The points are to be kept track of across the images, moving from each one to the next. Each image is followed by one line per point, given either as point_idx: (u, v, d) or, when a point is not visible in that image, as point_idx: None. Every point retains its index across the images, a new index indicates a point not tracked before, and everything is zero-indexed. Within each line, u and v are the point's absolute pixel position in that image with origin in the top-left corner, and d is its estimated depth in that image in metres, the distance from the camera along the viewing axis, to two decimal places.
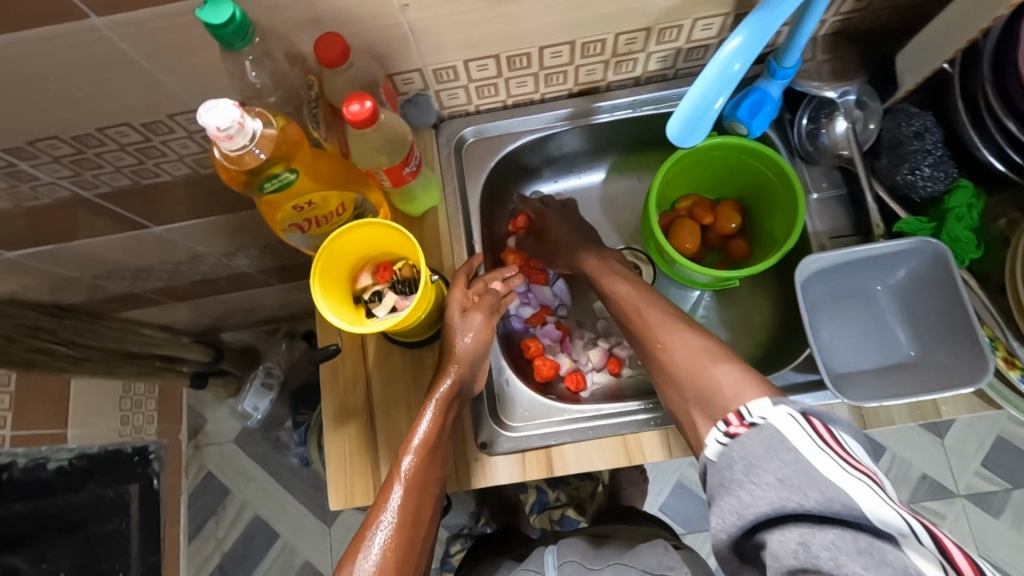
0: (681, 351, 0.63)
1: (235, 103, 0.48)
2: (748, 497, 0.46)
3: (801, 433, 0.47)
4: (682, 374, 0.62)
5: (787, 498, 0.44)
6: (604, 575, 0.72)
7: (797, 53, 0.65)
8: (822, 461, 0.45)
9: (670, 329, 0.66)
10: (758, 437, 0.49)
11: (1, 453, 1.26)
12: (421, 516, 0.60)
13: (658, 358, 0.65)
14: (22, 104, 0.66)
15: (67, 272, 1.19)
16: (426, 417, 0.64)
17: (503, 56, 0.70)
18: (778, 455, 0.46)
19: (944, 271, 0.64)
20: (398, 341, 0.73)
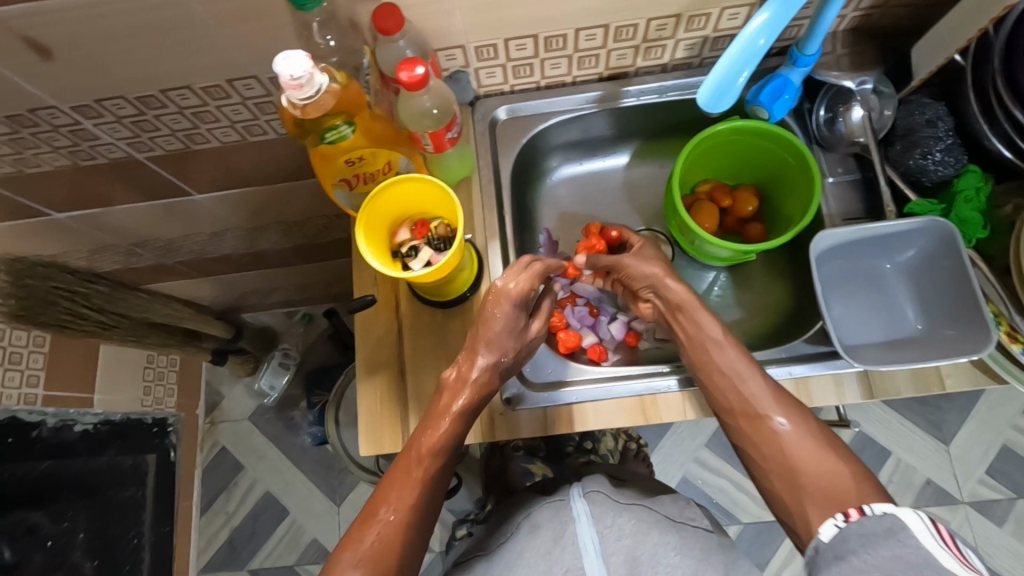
0: (800, 431, 0.62)
1: (308, 55, 0.53)
2: (858, 565, 0.47)
3: (923, 528, 0.47)
4: (796, 459, 0.60)
5: (898, 575, 0.45)
6: (632, 510, 0.77)
7: (818, 42, 0.69)
8: (942, 558, 0.44)
9: (781, 404, 0.64)
10: (878, 523, 0.49)
11: (33, 412, 1.29)
12: (433, 500, 0.64)
13: (768, 437, 0.63)
14: (97, 62, 0.71)
15: (106, 237, 1.23)
16: (453, 406, 0.67)
17: (541, 36, 0.74)
18: (895, 537, 0.47)
19: (953, 250, 0.68)
20: (427, 300, 0.77)
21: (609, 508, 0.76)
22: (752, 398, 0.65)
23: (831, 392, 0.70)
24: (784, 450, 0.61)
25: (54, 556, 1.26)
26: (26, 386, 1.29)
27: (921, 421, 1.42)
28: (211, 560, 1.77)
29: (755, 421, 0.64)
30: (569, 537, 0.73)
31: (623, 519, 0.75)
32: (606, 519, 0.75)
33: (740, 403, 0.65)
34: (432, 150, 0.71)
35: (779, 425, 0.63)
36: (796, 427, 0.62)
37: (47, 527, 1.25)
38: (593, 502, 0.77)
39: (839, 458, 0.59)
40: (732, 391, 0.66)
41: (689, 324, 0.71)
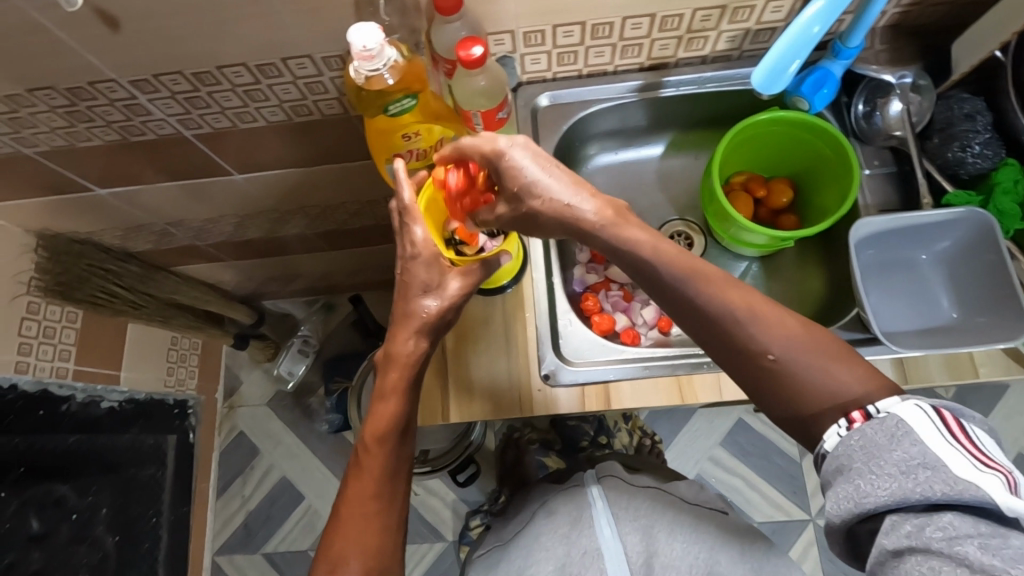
0: (796, 356, 0.51)
1: (381, 28, 0.55)
2: (867, 485, 0.45)
3: (930, 428, 0.45)
4: (800, 385, 0.52)
5: (912, 489, 0.43)
6: (646, 492, 0.78)
7: (861, 35, 0.71)
8: (951, 459, 0.43)
9: (769, 326, 0.53)
10: (881, 429, 0.46)
11: (63, 386, 1.31)
12: (394, 476, 0.63)
13: (762, 374, 0.53)
14: (161, 36, 0.74)
15: (142, 216, 1.26)
16: (387, 384, 0.65)
17: (588, 24, 0.76)
18: (901, 446, 0.45)
19: (991, 240, 0.69)
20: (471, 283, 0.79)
21: (622, 491, 0.78)
22: (734, 326, 0.53)
23: None
24: (788, 382, 0.52)
25: (79, 529, 1.27)
26: (59, 359, 1.31)
27: None
28: (226, 543, 1.79)
29: (748, 357, 0.53)
30: (587, 521, 0.74)
31: (639, 500, 0.77)
32: (621, 501, 0.76)
33: (720, 339, 0.55)
34: (481, 130, 0.73)
35: (770, 357, 0.52)
36: (793, 354, 0.52)
37: (72, 501, 1.26)
38: (607, 487, 0.78)
39: (841, 370, 0.51)
40: (720, 314, 0.54)
41: (643, 257, 0.57)
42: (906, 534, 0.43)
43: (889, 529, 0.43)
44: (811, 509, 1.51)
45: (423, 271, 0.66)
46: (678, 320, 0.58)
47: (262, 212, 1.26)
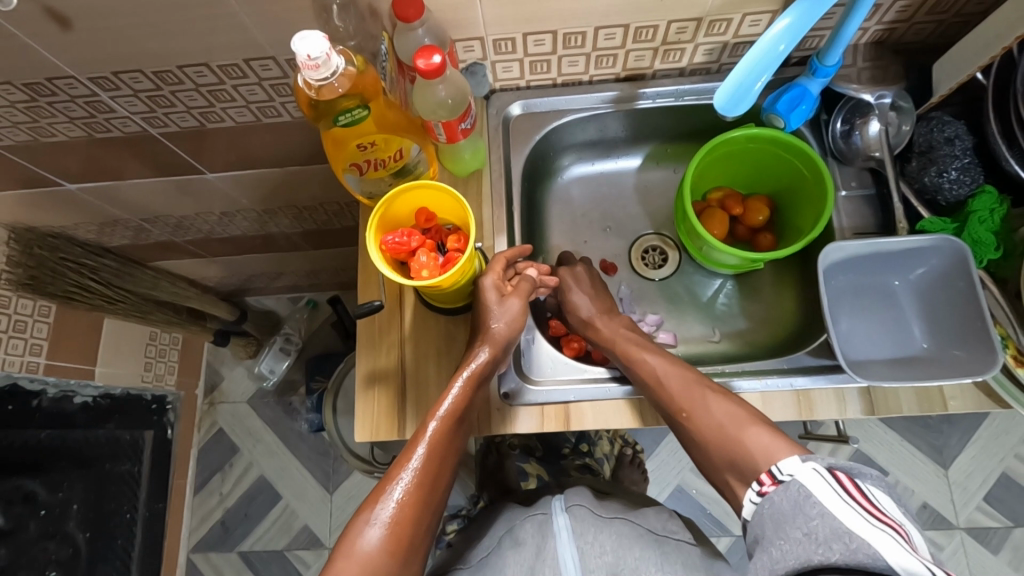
0: (702, 418, 0.63)
1: (326, 37, 0.53)
2: (778, 551, 0.47)
3: (825, 487, 0.48)
4: (706, 439, 0.62)
5: (814, 550, 0.45)
6: (615, 523, 0.77)
7: (839, 53, 0.68)
8: (847, 516, 0.45)
9: (679, 389, 0.66)
10: (788, 496, 0.50)
11: (34, 380, 1.30)
12: (438, 478, 0.61)
13: (685, 428, 0.65)
14: (116, 34, 0.71)
15: (116, 212, 1.23)
16: (453, 390, 0.65)
17: (561, 33, 0.73)
18: (805, 511, 0.48)
19: (963, 269, 0.67)
20: (434, 306, 0.76)
21: (590, 523, 0.76)
22: (661, 392, 0.68)
23: (833, 404, 0.69)
24: (697, 435, 0.63)
25: (49, 526, 1.25)
26: (30, 354, 1.29)
27: (923, 445, 1.41)
28: (203, 540, 1.77)
29: (675, 418, 0.66)
30: (549, 553, 0.72)
31: (605, 534, 0.74)
32: (588, 535, 0.74)
33: (659, 400, 0.68)
34: (445, 140, 0.71)
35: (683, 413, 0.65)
36: (698, 412, 0.64)
37: (42, 496, 1.24)
38: (574, 518, 0.76)
39: (739, 430, 0.60)
40: (649, 381, 0.69)
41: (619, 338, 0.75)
42: None
43: None
44: None
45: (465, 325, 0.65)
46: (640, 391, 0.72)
47: (238, 210, 1.24)
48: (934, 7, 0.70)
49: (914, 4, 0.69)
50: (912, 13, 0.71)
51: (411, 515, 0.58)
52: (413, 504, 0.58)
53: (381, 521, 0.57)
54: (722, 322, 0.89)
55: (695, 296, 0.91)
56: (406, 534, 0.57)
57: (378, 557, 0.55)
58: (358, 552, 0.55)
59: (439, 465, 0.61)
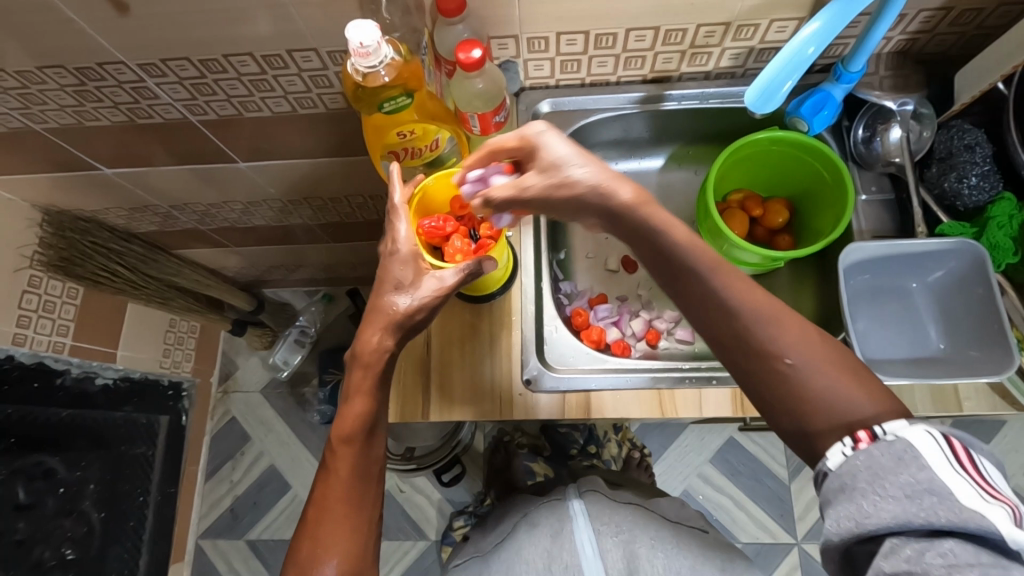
0: (812, 367, 0.50)
1: (379, 27, 0.56)
2: (869, 506, 0.43)
3: (937, 453, 0.43)
4: (812, 392, 0.50)
5: (914, 513, 0.42)
6: (628, 508, 0.79)
7: (863, 60, 0.70)
8: (959, 488, 0.42)
9: (779, 330, 0.52)
10: (888, 452, 0.45)
11: (59, 360, 1.33)
12: (361, 505, 0.60)
13: (772, 376, 0.52)
14: (169, 21, 0.75)
15: (147, 198, 1.27)
16: (351, 405, 0.62)
17: (593, 33, 0.76)
18: (908, 471, 0.43)
19: (981, 272, 0.69)
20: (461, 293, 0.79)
21: (605, 507, 0.78)
22: (751, 329, 0.53)
23: None
24: (795, 387, 0.51)
25: (65, 503, 1.25)
26: (56, 334, 1.34)
27: None
28: (211, 527, 1.80)
29: (757, 357, 0.53)
30: (567, 535, 0.74)
31: (620, 516, 0.77)
32: (602, 517, 0.76)
33: (737, 337, 0.53)
34: (479, 132, 0.74)
35: (785, 360, 0.51)
36: (808, 359, 0.51)
37: (61, 474, 1.24)
38: (589, 501, 0.78)
39: (851, 384, 0.50)
40: (728, 316, 0.54)
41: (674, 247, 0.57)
42: (905, 559, 0.41)
43: (888, 552, 0.42)
44: (798, 533, 1.49)
45: (398, 268, 0.66)
46: (698, 325, 0.57)
47: (265, 200, 1.27)
48: (957, 19, 0.72)
49: (937, 15, 0.72)
50: (935, 24, 0.73)
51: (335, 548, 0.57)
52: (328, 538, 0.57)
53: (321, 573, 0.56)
54: None
55: None
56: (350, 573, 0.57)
57: None
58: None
59: (352, 489, 0.60)
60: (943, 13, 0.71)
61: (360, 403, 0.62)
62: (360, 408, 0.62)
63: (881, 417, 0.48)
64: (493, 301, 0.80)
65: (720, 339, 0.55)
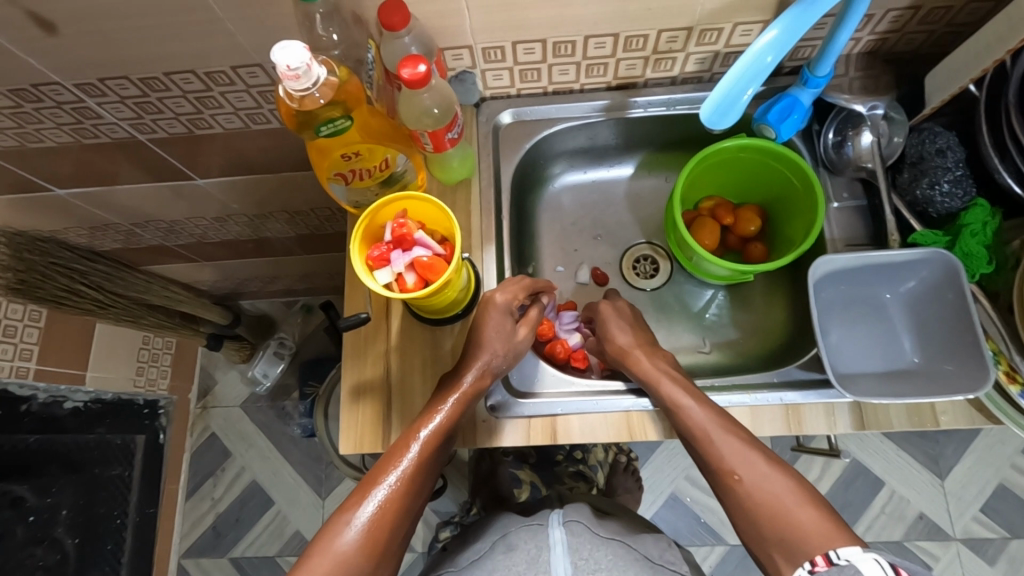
0: (759, 482, 0.58)
1: (308, 47, 0.52)
2: None
3: None
4: (766, 507, 0.57)
5: None
6: (611, 545, 0.76)
7: (830, 63, 0.68)
8: None
9: (738, 452, 0.61)
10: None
11: (24, 385, 1.29)
12: (411, 504, 0.62)
13: (731, 493, 0.60)
14: (102, 39, 0.70)
15: (107, 217, 1.22)
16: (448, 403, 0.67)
17: (550, 42, 0.73)
18: None
19: (954, 283, 0.66)
20: (421, 315, 0.76)
21: (586, 539, 0.75)
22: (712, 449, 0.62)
23: (822, 420, 0.69)
24: (751, 503, 0.58)
25: (37, 531, 1.26)
26: (20, 359, 1.27)
27: (918, 453, 1.40)
28: (194, 545, 1.76)
29: (723, 478, 0.61)
30: (542, 564, 0.72)
31: (602, 552, 0.74)
32: (583, 551, 0.74)
33: (710, 460, 0.63)
34: (432, 149, 0.70)
35: (736, 477, 0.60)
36: (754, 476, 0.59)
37: (31, 501, 1.25)
38: (570, 532, 0.76)
39: (802, 506, 0.56)
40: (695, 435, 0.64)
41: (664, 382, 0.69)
42: None
43: None
44: None
45: None
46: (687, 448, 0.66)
47: (230, 215, 1.23)
48: (927, 16, 0.69)
49: (907, 14, 0.69)
50: (905, 23, 0.70)
51: (368, 559, 0.58)
52: (373, 549, 0.58)
53: (356, 526, 0.59)
54: (712, 333, 0.88)
55: (685, 306, 0.90)
56: (380, 547, 0.59)
57: (353, 558, 0.58)
58: (333, 551, 0.57)
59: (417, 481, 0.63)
60: (912, 12, 0.68)
61: (427, 447, 0.64)
62: (423, 451, 0.64)
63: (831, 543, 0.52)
64: (455, 322, 0.77)
65: (699, 461, 0.64)
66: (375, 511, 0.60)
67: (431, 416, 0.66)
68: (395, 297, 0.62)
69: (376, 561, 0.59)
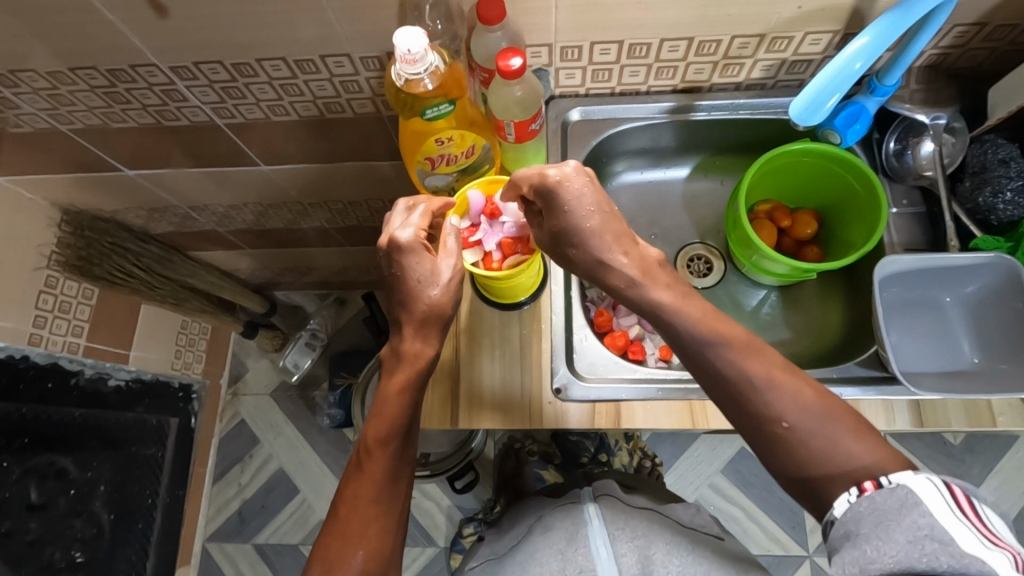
0: (809, 427, 0.54)
1: (425, 34, 0.56)
2: (873, 552, 0.45)
3: (939, 499, 0.45)
4: (815, 452, 0.54)
5: (917, 559, 0.43)
6: (644, 513, 0.78)
7: (899, 73, 0.70)
8: (959, 534, 0.43)
9: (774, 393, 0.56)
10: (892, 499, 0.47)
11: (73, 360, 1.31)
12: (393, 505, 0.63)
13: (775, 440, 0.55)
14: (205, 24, 0.74)
15: (167, 200, 1.26)
16: (382, 408, 0.65)
17: (627, 43, 0.76)
18: (911, 516, 0.46)
19: (1017, 287, 0.68)
20: (490, 299, 0.79)
21: (620, 511, 0.78)
22: (749, 394, 0.57)
23: (881, 416, 0.70)
24: (800, 449, 0.54)
25: None
26: (71, 334, 1.32)
27: (944, 471, 1.41)
28: (219, 529, 1.78)
29: (761, 424, 0.56)
30: (582, 539, 0.74)
31: (636, 521, 0.76)
32: (619, 521, 0.76)
33: (741, 404, 0.57)
34: (513, 140, 0.73)
35: (784, 425, 0.55)
36: (804, 420, 0.54)
37: None
38: (603, 506, 0.79)
39: (853, 442, 0.53)
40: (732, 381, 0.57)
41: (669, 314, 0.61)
42: None
43: None
44: (810, 545, 1.49)
45: (415, 267, 0.66)
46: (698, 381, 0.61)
47: (286, 204, 1.27)
48: (991, 34, 0.72)
49: (972, 30, 0.72)
50: (969, 39, 0.73)
51: (375, 521, 0.61)
52: (373, 513, 0.61)
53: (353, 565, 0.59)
54: (767, 330, 0.90)
55: (739, 305, 0.92)
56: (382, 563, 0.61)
57: None
58: None
59: (384, 487, 0.62)
60: (978, 28, 0.71)
61: (396, 405, 0.64)
62: (394, 411, 0.64)
63: (882, 468, 0.51)
64: (523, 307, 0.80)
65: (723, 401, 0.59)
66: (361, 486, 0.62)
67: (368, 427, 0.64)
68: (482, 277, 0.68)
69: (383, 518, 0.62)
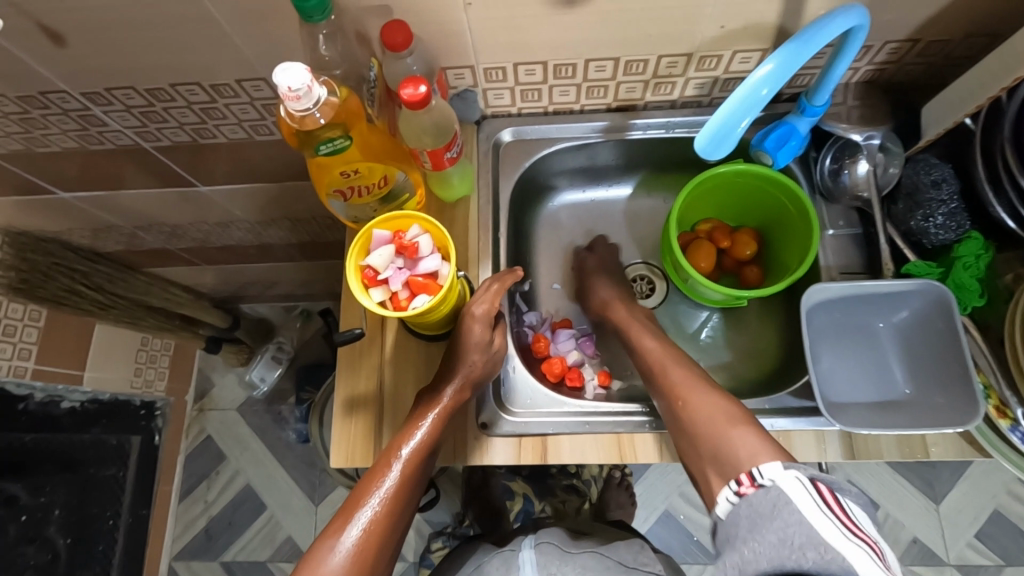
0: None
1: (309, 69, 0.54)
2: (750, 552, 0.49)
3: (804, 495, 0.49)
4: None
5: (785, 554, 0.47)
6: (581, 557, 0.75)
7: (828, 93, 0.68)
8: (822, 525, 0.47)
9: None
10: (766, 498, 0.51)
11: (21, 384, 1.26)
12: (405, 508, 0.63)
13: None
14: (108, 52, 0.72)
15: (111, 220, 1.23)
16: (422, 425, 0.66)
17: (551, 63, 0.74)
18: (781, 515, 0.49)
19: (946, 314, 0.66)
20: (416, 331, 0.76)
21: (555, 556, 0.74)
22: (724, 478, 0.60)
23: (813, 450, 0.68)
24: None
25: (29, 530, 1.24)
26: (17, 358, 1.25)
27: (914, 479, 1.40)
28: (185, 548, 1.75)
29: None
30: None
31: (569, 567, 0.73)
32: (551, 567, 0.73)
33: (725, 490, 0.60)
34: (431, 167, 0.72)
35: None
36: None
37: (24, 500, 1.23)
38: (540, 551, 0.75)
39: None
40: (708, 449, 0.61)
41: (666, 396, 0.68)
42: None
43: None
44: None
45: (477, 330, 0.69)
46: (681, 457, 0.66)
47: (232, 221, 1.23)
48: (924, 49, 0.70)
49: (904, 47, 0.70)
50: (903, 55, 0.71)
51: None
52: (360, 566, 0.59)
53: (343, 548, 0.59)
54: (707, 355, 0.89)
55: (680, 328, 0.91)
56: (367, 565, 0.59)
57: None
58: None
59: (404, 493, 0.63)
60: (911, 44, 0.69)
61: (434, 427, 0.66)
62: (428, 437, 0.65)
63: None
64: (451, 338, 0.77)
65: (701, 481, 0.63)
66: (360, 534, 0.60)
67: (410, 433, 0.65)
68: (389, 316, 0.63)
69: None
